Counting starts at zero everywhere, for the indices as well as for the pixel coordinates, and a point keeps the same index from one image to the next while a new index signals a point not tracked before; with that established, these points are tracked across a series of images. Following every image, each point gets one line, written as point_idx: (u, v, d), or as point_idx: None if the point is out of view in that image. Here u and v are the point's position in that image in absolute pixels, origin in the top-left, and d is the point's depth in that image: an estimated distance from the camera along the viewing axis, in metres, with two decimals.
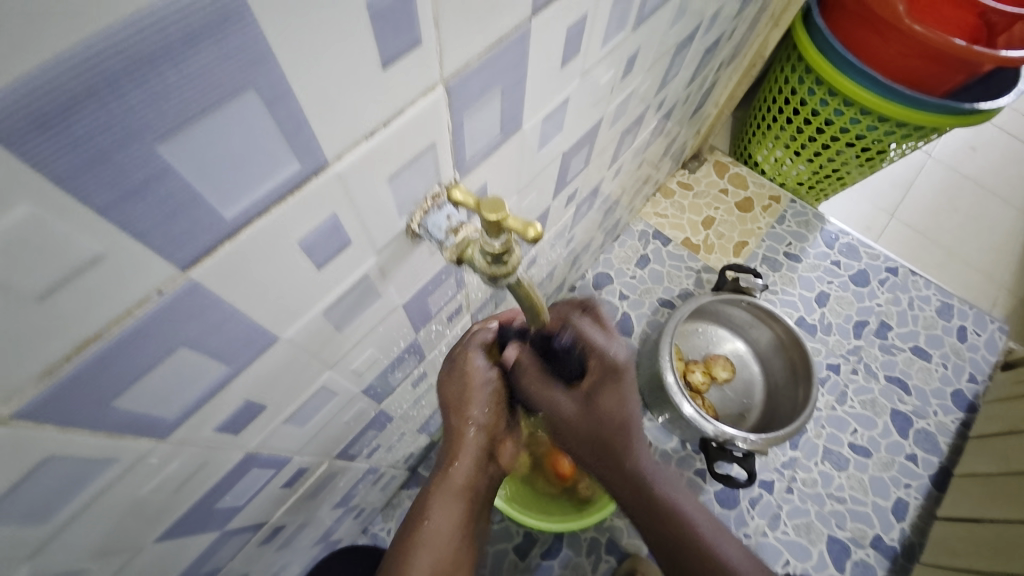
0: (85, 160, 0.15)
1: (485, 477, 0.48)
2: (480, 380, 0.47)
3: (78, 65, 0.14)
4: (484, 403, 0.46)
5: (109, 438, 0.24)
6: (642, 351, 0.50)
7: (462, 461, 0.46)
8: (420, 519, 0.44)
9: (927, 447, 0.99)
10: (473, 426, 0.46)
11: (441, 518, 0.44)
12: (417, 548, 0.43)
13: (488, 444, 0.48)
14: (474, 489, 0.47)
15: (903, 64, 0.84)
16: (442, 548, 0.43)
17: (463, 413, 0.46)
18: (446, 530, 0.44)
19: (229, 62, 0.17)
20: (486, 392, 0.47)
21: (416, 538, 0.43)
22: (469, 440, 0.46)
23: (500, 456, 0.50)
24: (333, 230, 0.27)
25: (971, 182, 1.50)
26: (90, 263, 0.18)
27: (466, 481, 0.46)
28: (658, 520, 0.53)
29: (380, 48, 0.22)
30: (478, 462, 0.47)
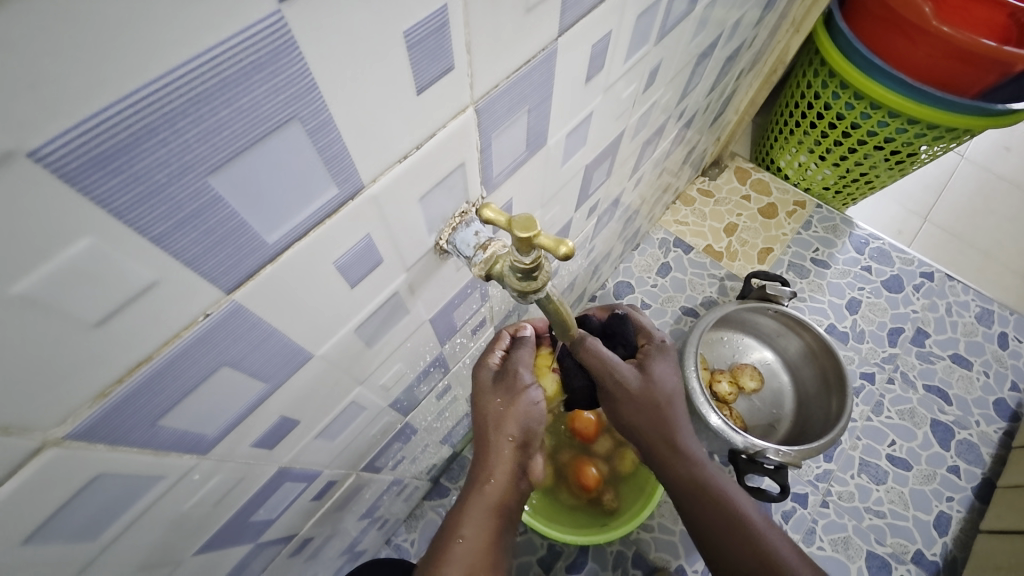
0: (144, 194, 0.16)
1: (517, 493, 0.47)
2: (523, 399, 0.45)
3: (139, 105, 0.14)
4: (524, 423, 0.45)
5: (155, 456, 0.25)
6: (660, 367, 0.51)
7: (498, 479, 0.45)
8: (454, 535, 0.44)
9: (971, 458, 0.94)
10: (512, 442, 0.45)
11: (473, 533, 0.44)
12: (447, 565, 0.43)
13: (524, 459, 0.47)
14: (506, 504, 0.46)
15: (931, 65, 0.81)
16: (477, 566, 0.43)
17: (502, 430, 0.45)
18: (477, 547, 0.44)
19: (276, 96, 0.17)
20: (529, 409, 0.45)
21: (446, 555, 0.43)
22: (506, 457, 0.45)
23: (533, 471, 0.49)
24: (366, 250, 0.28)
25: (1008, 182, 1.44)
26: (144, 290, 0.18)
27: (496, 496, 0.45)
28: (720, 530, 0.51)
29: (415, 75, 0.22)
30: (511, 479, 0.46)
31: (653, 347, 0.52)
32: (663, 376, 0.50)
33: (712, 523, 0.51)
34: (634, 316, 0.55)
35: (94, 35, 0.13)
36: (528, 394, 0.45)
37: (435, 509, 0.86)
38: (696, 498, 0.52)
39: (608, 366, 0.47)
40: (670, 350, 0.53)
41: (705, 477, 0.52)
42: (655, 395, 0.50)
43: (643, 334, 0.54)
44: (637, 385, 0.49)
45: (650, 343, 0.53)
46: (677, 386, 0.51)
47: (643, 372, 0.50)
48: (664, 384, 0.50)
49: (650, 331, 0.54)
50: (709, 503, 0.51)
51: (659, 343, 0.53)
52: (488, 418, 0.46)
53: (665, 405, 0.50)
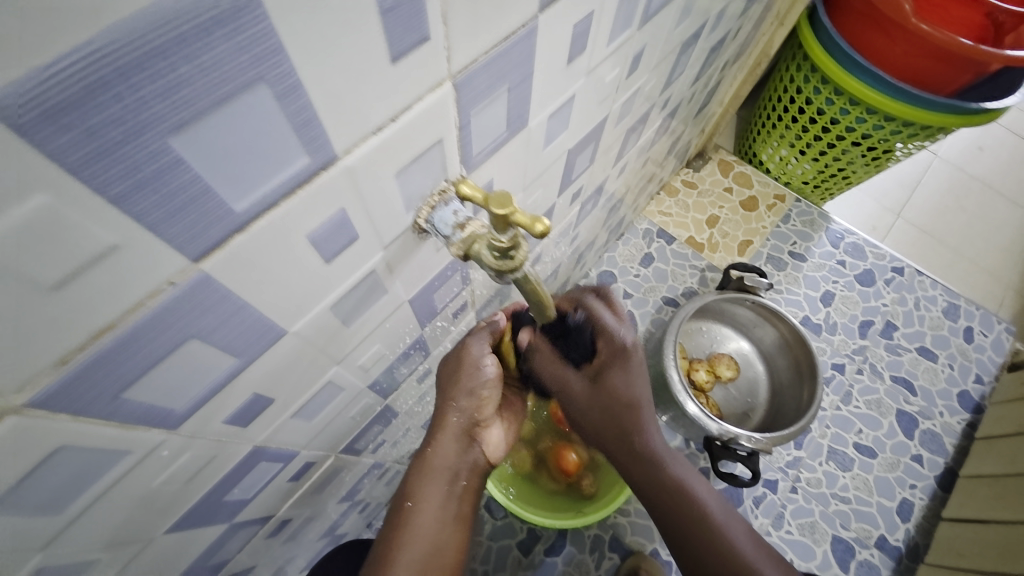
0: (99, 152, 0.16)
1: (468, 462, 0.49)
2: (473, 366, 0.47)
3: (92, 56, 0.14)
4: (468, 388, 0.47)
5: (121, 429, 0.24)
6: (618, 374, 0.48)
7: (440, 445, 0.47)
8: (403, 501, 0.46)
9: (934, 447, 0.98)
10: (455, 409, 0.47)
11: (424, 498, 0.45)
12: (403, 533, 0.44)
13: (472, 428, 0.49)
14: (458, 472, 0.47)
15: (908, 63, 0.83)
16: (421, 531, 0.44)
17: (446, 396, 0.47)
18: (425, 512, 0.45)
19: (240, 55, 0.17)
20: (475, 377, 0.47)
21: (400, 521, 0.45)
22: (450, 423, 0.47)
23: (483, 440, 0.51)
24: (341, 225, 0.27)
25: (978, 182, 1.50)
26: (104, 253, 0.18)
27: (446, 464, 0.47)
28: (682, 529, 0.52)
29: (389, 44, 0.22)
30: (458, 447, 0.48)
31: (610, 352, 0.48)
32: (619, 385, 0.48)
33: (672, 517, 0.53)
34: (595, 315, 0.49)
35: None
36: (476, 364, 0.47)
37: None
38: (656, 497, 0.53)
39: (560, 379, 0.49)
40: (632, 355, 0.49)
41: (667, 477, 0.52)
42: (609, 400, 0.49)
43: (604, 336, 0.49)
44: (583, 394, 0.49)
45: (608, 346, 0.48)
46: (641, 391, 0.49)
47: (593, 384, 0.49)
48: (621, 393, 0.48)
49: (611, 333, 0.48)
50: (667, 499, 0.52)
51: (622, 348, 0.48)
52: (440, 388, 0.48)
53: (619, 411, 0.49)
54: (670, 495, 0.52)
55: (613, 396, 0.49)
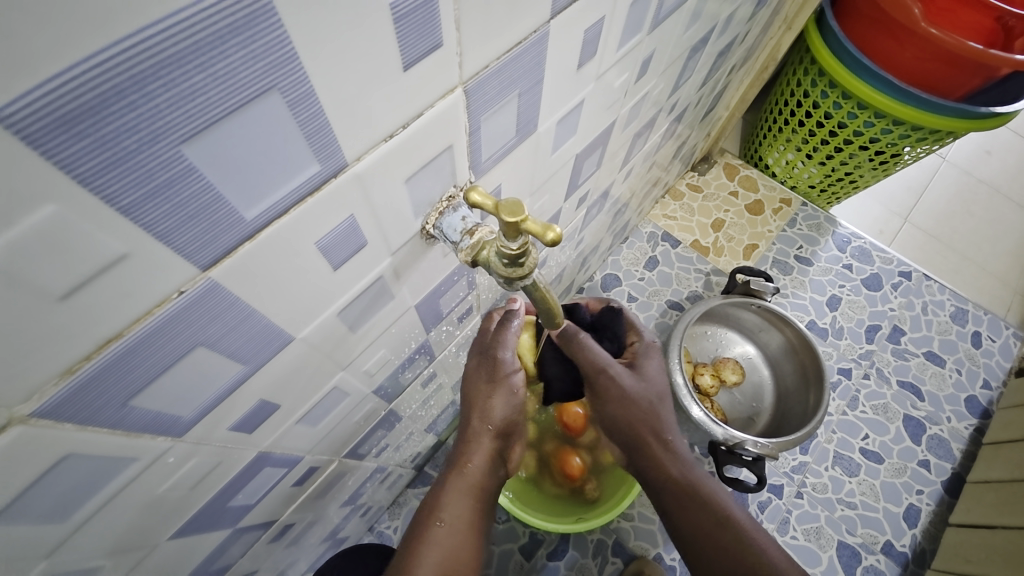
0: (112, 160, 0.15)
1: (496, 479, 0.49)
2: (506, 383, 0.47)
3: (106, 64, 0.14)
4: (505, 407, 0.47)
5: (127, 437, 0.24)
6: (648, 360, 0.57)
7: (477, 462, 0.47)
8: (434, 517, 0.44)
9: (941, 452, 0.97)
10: (491, 428, 0.48)
11: (453, 511, 0.45)
12: (428, 542, 0.43)
13: (504, 445, 0.49)
14: (484, 488, 0.47)
15: (918, 67, 0.82)
16: (451, 548, 0.43)
17: (485, 416, 0.47)
18: (457, 528, 0.44)
19: (253, 63, 0.17)
20: (509, 398, 0.47)
21: (428, 536, 0.43)
22: (486, 441, 0.48)
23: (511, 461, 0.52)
24: (351, 231, 0.27)
25: (987, 186, 1.48)
26: (114, 262, 0.18)
27: (478, 478, 0.47)
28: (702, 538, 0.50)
29: (402, 51, 0.21)
30: (491, 463, 0.48)
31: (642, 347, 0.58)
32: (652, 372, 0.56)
33: (706, 524, 0.50)
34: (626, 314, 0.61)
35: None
36: (508, 381, 0.47)
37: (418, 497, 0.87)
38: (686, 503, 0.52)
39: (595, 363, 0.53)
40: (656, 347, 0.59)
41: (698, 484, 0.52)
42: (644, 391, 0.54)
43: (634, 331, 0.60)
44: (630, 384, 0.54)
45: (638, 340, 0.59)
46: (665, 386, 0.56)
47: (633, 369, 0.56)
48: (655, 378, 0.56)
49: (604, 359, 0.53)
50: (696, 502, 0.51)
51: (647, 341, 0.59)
52: (470, 404, 0.48)
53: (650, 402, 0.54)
54: (700, 498, 0.52)
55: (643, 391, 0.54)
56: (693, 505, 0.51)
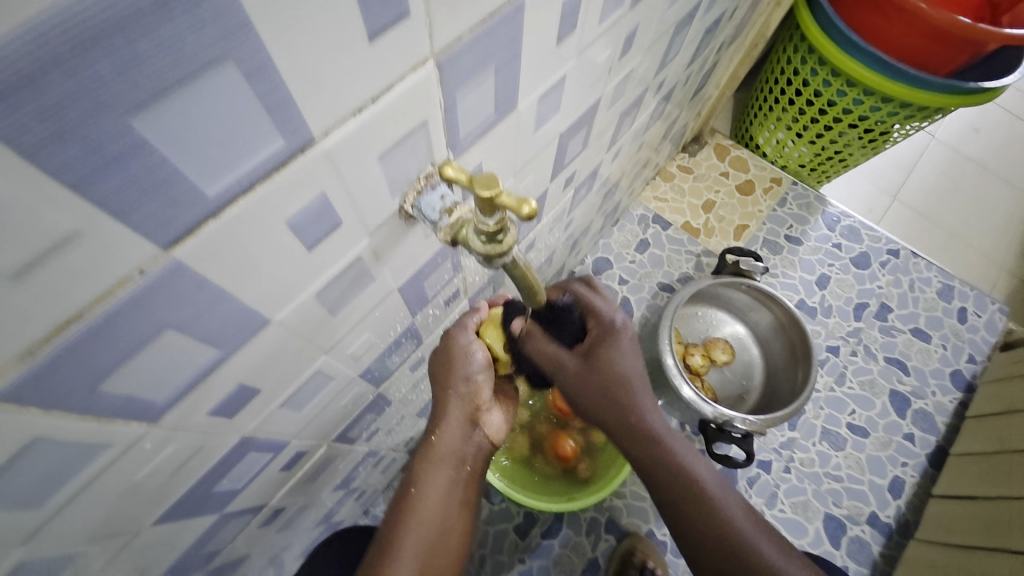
0: (55, 134, 0.15)
1: (473, 447, 0.49)
2: (463, 356, 0.46)
3: (40, 30, 0.13)
4: (463, 377, 0.47)
5: (100, 422, 0.24)
6: (610, 349, 0.48)
7: (445, 431, 0.47)
8: (409, 487, 0.46)
9: (925, 426, 0.99)
10: (454, 397, 0.47)
11: (428, 483, 0.46)
12: (410, 518, 0.44)
13: (474, 412, 0.49)
14: (463, 458, 0.48)
15: (907, 44, 0.82)
16: (429, 515, 0.45)
17: (444, 384, 0.47)
18: (433, 497, 0.45)
19: (203, 30, 0.16)
20: (467, 365, 0.47)
21: (407, 508, 0.45)
22: (451, 410, 0.47)
23: (487, 425, 0.51)
24: (323, 210, 0.26)
25: (974, 163, 1.49)
26: (66, 242, 0.17)
27: (451, 449, 0.47)
28: (681, 510, 0.51)
29: (366, 20, 0.21)
30: (462, 432, 0.48)
31: (601, 328, 0.49)
32: (611, 361, 0.48)
33: (671, 501, 0.52)
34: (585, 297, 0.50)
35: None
36: (467, 353, 0.46)
37: None
38: (650, 472, 0.52)
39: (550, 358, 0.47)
40: (621, 331, 0.49)
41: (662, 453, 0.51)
42: (600, 382, 0.48)
43: (593, 316, 0.50)
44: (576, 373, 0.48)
45: (598, 325, 0.49)
46: (634, 367, 0.49)
47: (587, 363, 0.48)
48: (615, 370, 0.48)
49: (598, 312, 0.50)
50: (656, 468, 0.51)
51: (609, 326, 0.49)
52: (434, 378, 0.48)
53: (614, 388, 0.49)
54: (670, 474, 0.51)
55: (603, 373, 0.48)
56: (666, 483, 0.51)
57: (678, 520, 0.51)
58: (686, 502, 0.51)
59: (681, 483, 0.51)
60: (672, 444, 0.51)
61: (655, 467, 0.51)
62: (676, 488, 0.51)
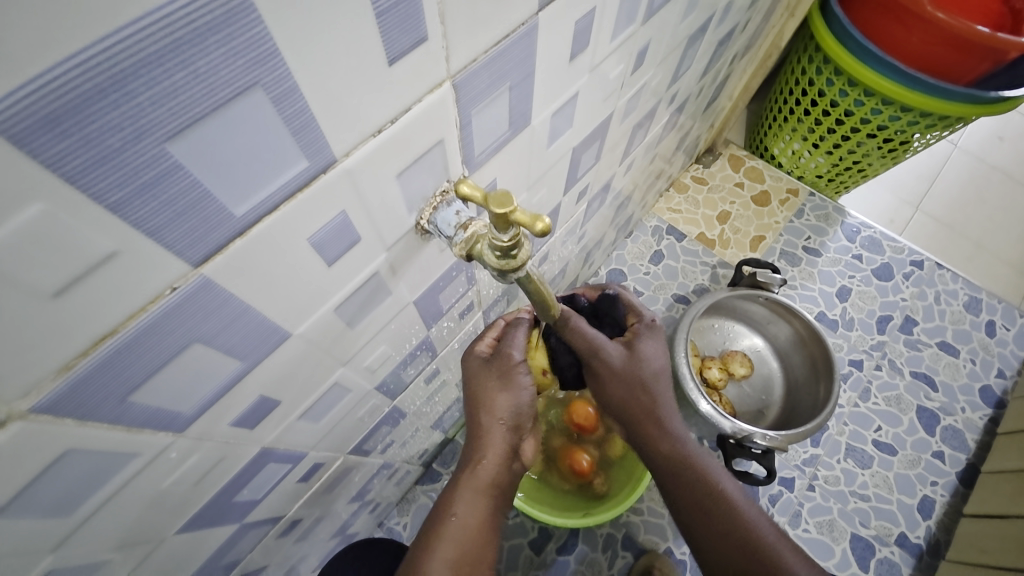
0: (98, 161, 0.16)
1: (511, 474, 0.49)
2: (513, 381, 0.47)
3: (88, 64, 0.14)
4: (512, 404, 0.47)
5: (128, 432, 0.24)
6: (647, 343, 0.52)
7: (488, 461, 0.47)
8: (447, 514, 0.45)
9: (956, 443, 0.95)
10: (502, 424, 0.47)
11: (467, 513, 0.45)
12: (440, 540, 0.44)
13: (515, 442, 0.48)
14: (497, 488, 0.47)
15: (928, 52, 0.80)
16: (466, 546, 0.44)
17: (492, 412, 0.47)
18: (470, 525, 0.45)
19: (235, 60, 0.17)
20: (518, 394, 0.47)
21: (442, 535, 0.44)
22: (498, 438, 0.47)
23: (525, 452, 0.50)
24: (343, 227, 0.27)
25: (1001, 171, 1.45)
26: (104, 260, 0.18)
27: (489, 477, 0.47)
28: (700, 516, 0.50)
29: (386, 46, 0.21)
30: (505, 461, 0.47)
31: (642, 325, 0.54)
32: (649, 354, 0.52)
33: (692, 510, 0.50)
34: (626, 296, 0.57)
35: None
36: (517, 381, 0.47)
37: (427, 493, 0.88)
38: (673, 479, 0.51)
39: (594, 345, 0.49)
40: (660, 328, 0.54)
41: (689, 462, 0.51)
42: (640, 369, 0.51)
43: (633, 313, 0.56)
44: (618, 360, 0.50)
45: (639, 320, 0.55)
46: (664, 365, 0.52)
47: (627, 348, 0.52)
48: (650, 360, 0.51)
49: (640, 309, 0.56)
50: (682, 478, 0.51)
51: (649, 322, 0.54)
52: (481, 404, 0.48)
53: (648, 379, 0.51)
54: (691, 479, 0.51)
55: (642, 365, 0.51)
56: (685, 487, 0.51)
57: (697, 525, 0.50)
58: (708, 506, 0.49)
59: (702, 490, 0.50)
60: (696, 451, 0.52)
61: (676, 469, 0.51)
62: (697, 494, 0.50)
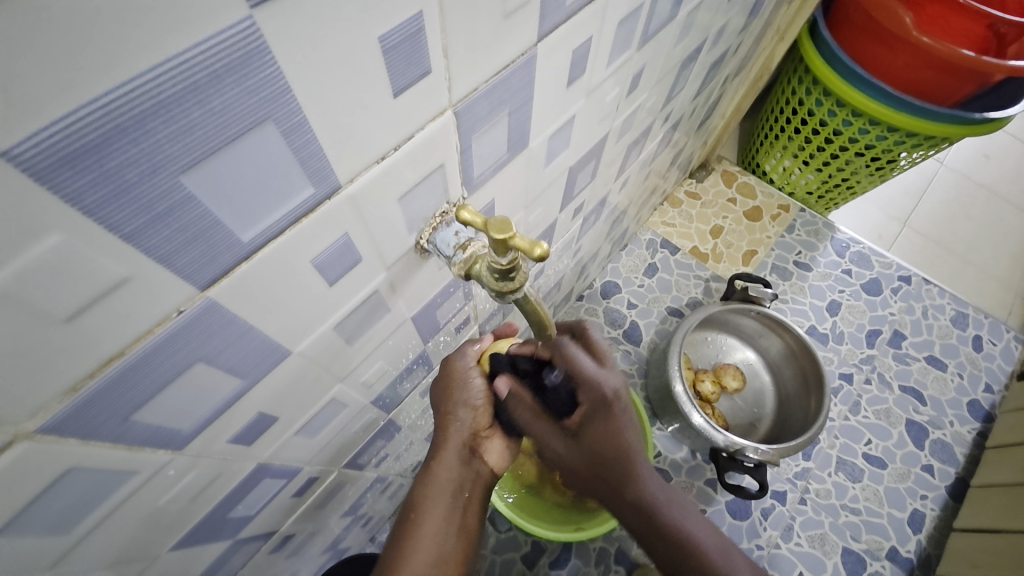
0: (114, 193, 0.16)
1: (472, 471, 0.50)
2: (462, 377, 0.49)
3: (110, 105, 0.15)
4: (464, 400, 0.48)
5: (128, 451, 0.25)
6: (601, 424, 0.49)
7: (447, 457, 0.48)
8: (412, 515, 0.45)
9: (944, 457, 0.97)
10: (455, 420, 0.48)
11: (431, 510, 0.45)
12: (413, 541, 0.44)
13: (471, 439, 0.50)
14: (463, 487, 0.48)
15: (913, 76, 0.83)
16: (435, 542, 0.44)
17: (445, 410, 0.49)
18: (435, 523, 0.45)
19: (249, 98, 0.18)
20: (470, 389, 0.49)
21: (410, 532, 0.44)
22: (452, 433, 0.48)
23: (486, 454, 0.52)
24: (344, 249, 0.28)
25: (986, 189, 1.48)
26: (116, 285, 0.18)
27: (451, 474, 0.47)
28: (671, 555, 0.53)
29: (391, 78, 0.22)
30: (462, 457, 0.48)
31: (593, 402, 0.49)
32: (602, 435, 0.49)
33: (663, 548, 0.53)
34: (573, 359, 0.48)
35: (79, 38, 0.13)
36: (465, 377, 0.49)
37: None
38: (642, 524, 0.54)
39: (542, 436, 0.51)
40: (614, 405, 0.49)
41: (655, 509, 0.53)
42: (591, 450, 0.50)
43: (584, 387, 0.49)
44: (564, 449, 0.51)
45: (590, 399, 0.49)
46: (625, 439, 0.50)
47: (574, 439, 0.50)
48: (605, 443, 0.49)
49: (594, 383, 0.48)
50: (658, 529, 0.53)
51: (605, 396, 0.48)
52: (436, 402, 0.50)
53: (606, 455, 0.50)
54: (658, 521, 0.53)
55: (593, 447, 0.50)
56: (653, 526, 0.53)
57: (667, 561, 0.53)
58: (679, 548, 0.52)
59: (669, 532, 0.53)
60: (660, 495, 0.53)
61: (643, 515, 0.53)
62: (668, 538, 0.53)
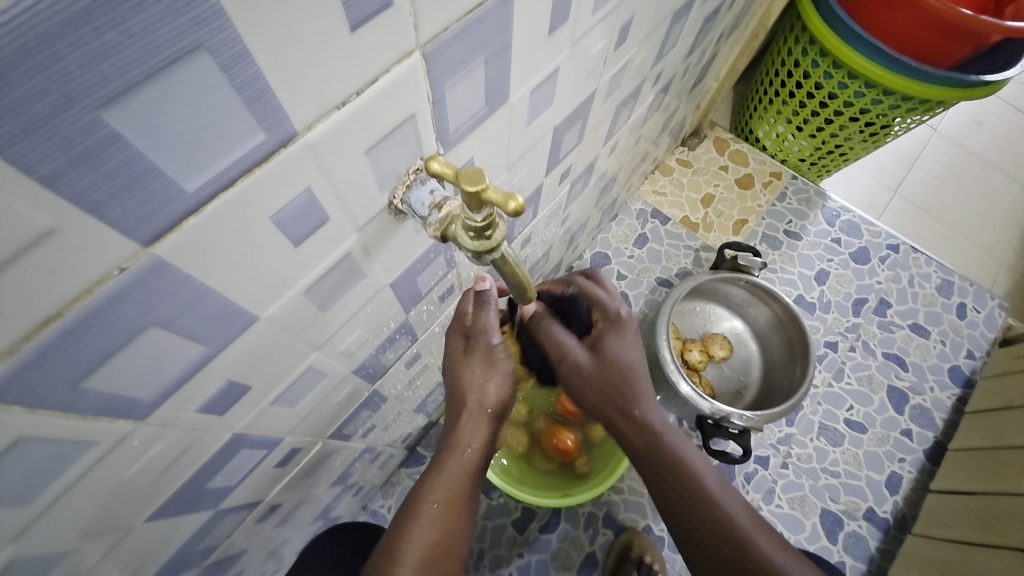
0: (24, 128, 0.14)
1: (489, 457, 0.50)
2: (499, 368, 0.47)
3: (5, 22, 0.13)
4: (500, 394, 0.47)
5: (84, 420, 0.23)
6: (616, 342, 0.51)
7: (475, 448, 0.48)
8: (428, 499, 0.45)
9: (923, 422, 0.99)
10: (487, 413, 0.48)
11: (448, 496, 0.45)
12: (415, 525, 0.44)
13: (499, 428, 0.50)
14: (480, 470, 0.49)
15: (910, 35, 0.80)
16: (447, 525, 0.45)
17: (480, 401, 0.47)
18: (450, 509, 0.45)
19: (174, 19, 0.16)
20: (504, 382, 0.48)
21: (423, 516, 0.44)
22: (481, 425, 0.48)
23: (500, 436, 0.52)
24: (309, 206, 0.26)
25: (977, 157, 1.47)
26: (41, 238, 0.17)
27: (474, 462, 0.47)
28: (678, 500, 0.51)
29: (346, 10, 0.20)
30: (488, 446, 0.49)
31: (606, 321, 0.52)
32: (618, 351, 0.51)
33: (670, 495, 0.52)
34: (589, 290, 0.54)
35: None
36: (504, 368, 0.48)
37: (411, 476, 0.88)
38: (649, 465, 0.53)
39: (560, 347, 0.52)
40: (627, 326, 0.52)
41: (664, 447, 0.51)
42: (608, 368, 0.51)
43: (598, 308, 0.53)
44: (585, 366, 0.52)
45: (604, 316, 0.53)
46: (639, 357, 0.52)
47: (593, 354, 0.52)
48: (620, 360, 0.51)
49: (605, 304, 0.53)
50: (666, 472, 0.51)
51: (616, 318, 0.52)
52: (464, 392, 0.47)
53: (620, 377, 0.51)
54: (667, 463, 0.51)
55: (611, 365, 0.51)
56: (661, 463, 0.51)
57: (672, 508, 0.52)
58: (688, 495, 0.51)
59: (677, 478, 0.51)
60: (671, 438, 0.52)
61: (650, 454, 0.52)
62: (675, 482, 0.51)
